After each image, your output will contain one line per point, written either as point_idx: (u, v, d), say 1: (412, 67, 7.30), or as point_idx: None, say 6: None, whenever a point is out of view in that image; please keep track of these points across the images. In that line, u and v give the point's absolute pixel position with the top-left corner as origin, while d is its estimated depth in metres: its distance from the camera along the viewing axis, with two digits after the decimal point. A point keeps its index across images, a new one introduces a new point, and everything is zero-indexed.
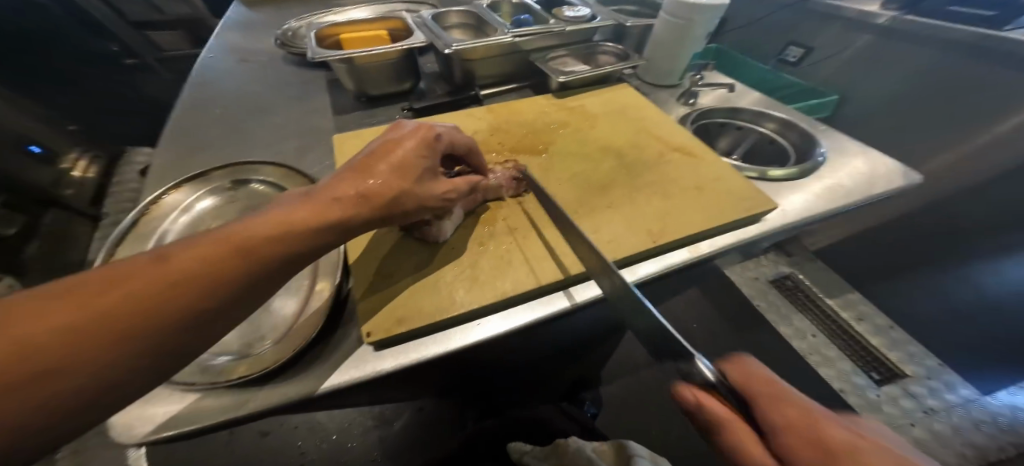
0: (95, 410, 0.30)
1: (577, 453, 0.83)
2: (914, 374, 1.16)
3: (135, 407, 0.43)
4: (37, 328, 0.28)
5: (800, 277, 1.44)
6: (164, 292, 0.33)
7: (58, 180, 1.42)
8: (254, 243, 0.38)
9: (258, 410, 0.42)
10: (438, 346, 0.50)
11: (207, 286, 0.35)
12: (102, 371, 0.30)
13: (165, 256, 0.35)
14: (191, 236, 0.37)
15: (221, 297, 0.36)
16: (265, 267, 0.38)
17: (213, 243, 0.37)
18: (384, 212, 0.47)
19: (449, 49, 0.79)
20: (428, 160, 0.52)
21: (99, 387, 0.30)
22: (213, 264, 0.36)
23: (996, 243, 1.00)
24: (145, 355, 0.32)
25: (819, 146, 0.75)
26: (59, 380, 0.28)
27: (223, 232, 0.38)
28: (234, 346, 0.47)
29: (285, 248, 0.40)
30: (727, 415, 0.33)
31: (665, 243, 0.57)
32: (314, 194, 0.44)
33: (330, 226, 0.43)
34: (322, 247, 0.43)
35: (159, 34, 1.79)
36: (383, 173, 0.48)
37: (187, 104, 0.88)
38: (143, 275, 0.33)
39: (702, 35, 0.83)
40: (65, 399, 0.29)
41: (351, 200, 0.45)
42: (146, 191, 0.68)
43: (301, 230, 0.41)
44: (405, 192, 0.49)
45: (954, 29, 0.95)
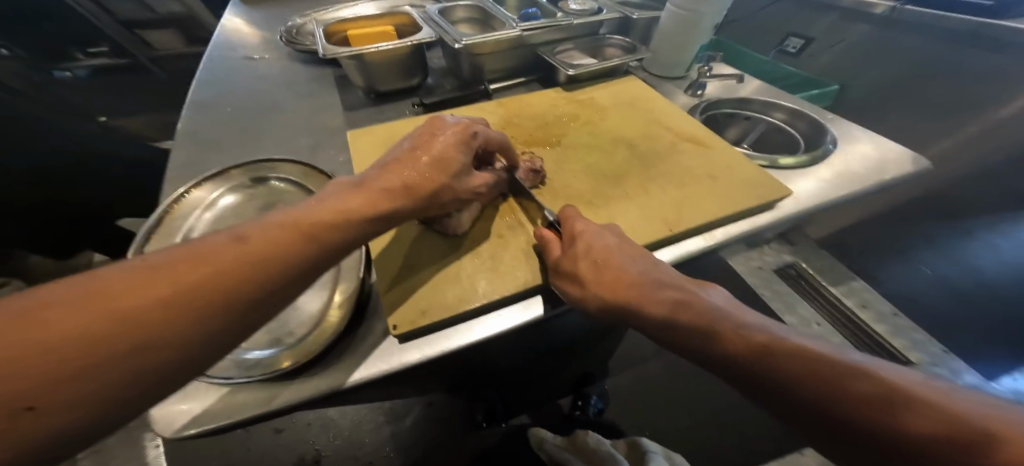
0: (168, 389, 0.30)
1: (597, 445, 0.88)
2: (920, 361, 1.12)
3: (178, 402, 0.44)
4: (138, 301, 0.29)
5: (803, 265, 1.41)
6: (244, 273, 0.34)
7: None
8: (316, 229, 0.41)
9: (295, 404, 0.43)
10: (462, 337, 0.51)
11: (277, 269, 0.36)
12: (178, 348, 0.30)
13: (241, 238, 0.37)
14: (259, 222, 0.39)
15: (293, 277, 0.37)
16: (326, 251, 0.40)
17: (281, 228, 0.39)
18: (427, 203, 0.50)
19: (458, 45, 0.80)
20: (465, 155, 0.55)
21: (189, 361, 0.31)
22: (282, 247, 0.38)
23: (991, 218, 1.11)
24: (217, 338, 0.32)
25: (828, 134, 0.76)
26: (157, 353, 0.29)
27: (288, 218, 0.41)
28: (265, 341, 0.48)
29: (343, 234, 0.42)
30: (548, 233, 0.56)
31: (680, 232, 0.58)
32: (366, 184, 0.48)
33: (382, 214, 0.46)
34: (369, 235, 0.45)
35: (151, 33, 1.79)
36: (426, 166, 0.51)
37: (197, 103, 0.88)
38: (220, 259, 0.34)
39: (708, 26, 0.84)
40: (161, 371, 0.29)
41: (399, 190, 0.49)
42: (164, 189, 0.68)
43: (358, 216, 0.44)
44: (444, 185, 0.52)
45: (954, 18, 0.96)
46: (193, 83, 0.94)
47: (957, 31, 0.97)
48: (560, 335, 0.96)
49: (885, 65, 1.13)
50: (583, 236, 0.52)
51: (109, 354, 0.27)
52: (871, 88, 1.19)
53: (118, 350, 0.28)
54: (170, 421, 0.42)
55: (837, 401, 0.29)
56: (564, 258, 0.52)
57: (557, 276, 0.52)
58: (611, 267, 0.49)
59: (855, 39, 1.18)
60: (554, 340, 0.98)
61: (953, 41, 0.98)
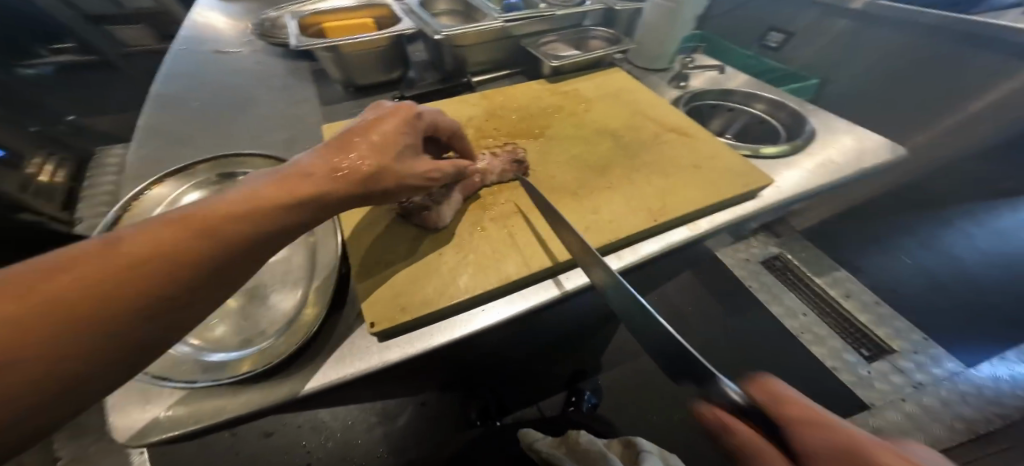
0: (53, 405, 0.28)
1: (589, 444, 0.86)
2: (901, 349, 1.17)
3: (137, 406, 0.41)
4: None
5: (789, 257, 1.45)
6: (125, 277, 0.31)
7: (25, 185, 1.32)
8: (222, 222, 0.37)
9: (263, 408, 0.41)
10: (446, 334, 0.50)
11: (172, 271, 0.33)
12: (60, 361, 0.28)
13: (119, 240, 0.33)
14: (143, 221, 0.35)
15: (193, 278, 0.34)
16: (238, 247, 0.37)
17: (172, 225, 0.35)
18: (363, 190, 0.47)
19: (438, 36, 0.78)
20: (407, 136, 0.52)
21: (60, 377, 0.28)
22: (176, 246, 0.34)
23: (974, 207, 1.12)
24: (113, 347, 0.30)
25: (807, 124, 0.77)
26: (21, 372, 0.26)
27: (181, 214, 0.37)
28: (233, 342, 0.46)
29: (255, 226, 0.38)
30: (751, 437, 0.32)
31: (665, 221, 0.58)
32: (288, 171, 0.44)
33: (303, 203, 0.42)
34: (297, 227, 0.42)
35: (123, 29, 1.78)
36: (359, 149, 0.48)
37: (164, 98, 0.84)
38: (104, 262, 0.31)
39: (691, 17, 0.83)
40: (26, 392, 0.26)
41: (327, 177, 0.45)
42: (128, 187, 0.65)
43: (271, 206, 0.40)
44: (385, 169, 0.48)
45: (926, 13, 0.99)
46: (159, 78, 0.90)
47: (932, 25, 0.99)
48: (550, 331, 0.95)
49: (862, 58, 1.15)
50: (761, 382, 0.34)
51: None
52: (850, 81, 1.20)
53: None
54: (132, 427, 0.40)
55: None
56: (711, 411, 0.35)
57: None
58: None
59: (834, 33, 1.20)
60: (545, 336, 0.98)
61: (928, 33, 1.01)
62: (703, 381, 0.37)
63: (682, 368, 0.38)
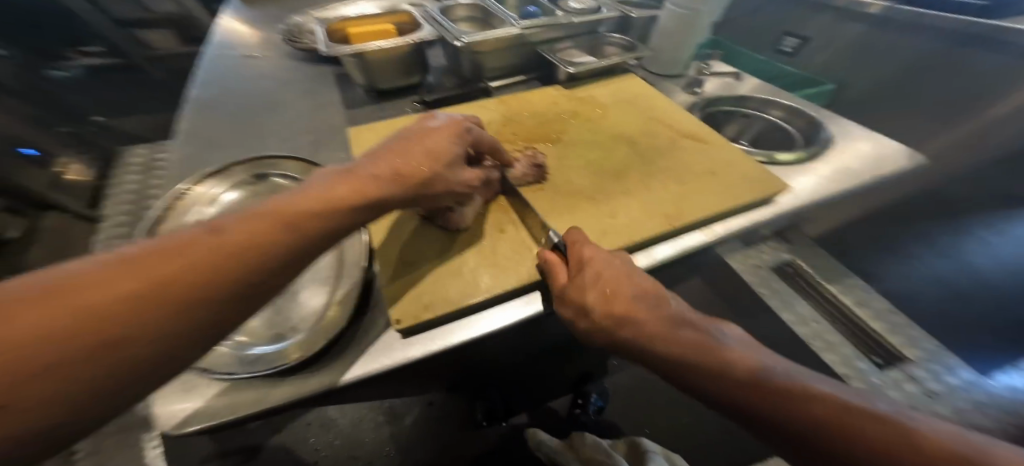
0: (157, 382, 0.30)
1: (593, 445, 0.88)
2: (915, 358, 1.09)
3: (179, 398, 0.44)
4: (104, 297, 0.28)
5: (801, 264, 1.36)
6: (223, 265, 0.33)
7: (54, 182, 1.42)
8: (302, 217, 0.39)
9: (295, 400, 0.44)
10: (466, 332, 0.51)
11: (262, 259, 0.35)
12: (165, 341, 0.29)
13: (218, 229, 0.35)
14: (236, 212, 0.37)
15: (275, 269, 0.36)
16: (314, 241, 0.39)
17: (259, 218, 0.37)
18: (418, 192, 0.50)
19: (458, 42, 0.80)
20: (458, 146, 0.55)
21: (163, 355, 0.29)
22: (263, 237, 0.36)
23: None
24: (207, 328, 0.32)
25: (824, 131, 0.77)
26: (134, 348, 0.28)
27: (270, 207, 0.39)
28: (266, 336, 0.48)
29: (329, 222, 0.41)
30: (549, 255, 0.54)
31: (681, 226, 0.59)
32: (355, 172, 0.46)
33: (369, 202, 0.45)
34: (361, 224, 0.44)
35: (147, 33, 1.80)
36: (416, 155, 0.51)
37: (196, 102, 0.88)
38: (202, 247, 0.33)
39: (707, 25, 0.85)
40: (136, 368, 0.28)
41: (389, 179, 0.48)
42: (166, 187, 0.68)
43: (343, 205, 0.43)
44: (438, 175, 0.51)
45: (946, 19, 0.98)
46: (192, 82, 0.94)
47: (950, 30, 0.99)
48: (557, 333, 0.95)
49: (879, 63, 1.15)
50: (592, 262, 0.49)
51: (88, 351, 0.26)
52: (867, 87, 1.20)
53: (86, 348, 0.26)
54: (174, 416, 0.42)
55: (762, 410, 0.33)
56: (570, 287, 0.49)
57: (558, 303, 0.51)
58: (602, 289, 0.47)
59: (848, 38, 1.20)
60: (554, 339, 0.99)
61: (945, 37, 1.00)
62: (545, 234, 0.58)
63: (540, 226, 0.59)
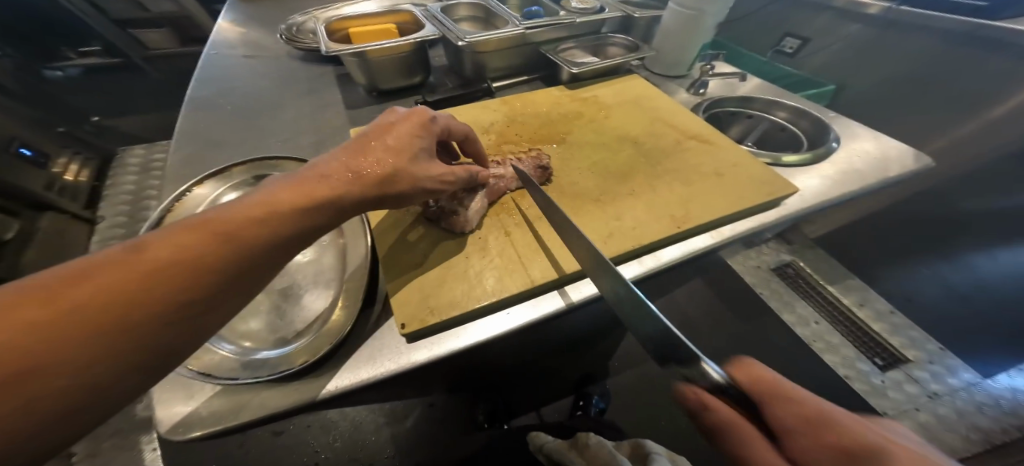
0: (87, 407, 0.30)
1: (599, 445, 0.84)
2: (916, 358, 1.17)
3: (179, 401, 0.43)
4: (12, 327, 0.28)
5: (801, 265, 1.45)
6: (144, 284, 0.32)
7: (52, 183, 1.37)
8: (235, 228, 0.38)
9: (300, 405, 0.43)
10: (472, 336, 0.51)
11: (193, 275, 0.35)
12: (91, 367, 0.29)
13: (143, 245, 0.34)
14: (166, 228, 0.37)
15: (214, 284, 0.35)
16: (253, 252, 0.38)
17: (191, 231, 0.37)
18: (381, 191, 0.48)
19: (461, 43, 0.79)
20: (422, 140, 0.53)
21: (91, 380, 0.30)
22: (194, 252, 0.35)
23: (979, 238, 1.10)
24: (139, 350, 0.32)
25: (832, 132, 0.76)
26: (48, 378, 0.28)
27: (201, 219, 0.38)
28: (271, 340, 0.47)
29: (268, 230, 0.39)
30: (729, 416, 0.35)
31: (688, 228, 0.58)
32: (302, 176, 0.45)
33: (318, 206, 0.43)
34: (312, 230, 0.43)
35: (144, 32, 1.77)
36: (376, 153, 0.49)
37: (195, 102, 0.86)
38: (126, 267, 0.33)
39: (712, 25, 0.84)
40: (53, 396, 0.28)
41: (342, 180, 0.46)
42: (168, 189, 0.67)
43: (285, 210, 0.41)
44: (400, 170, 0.49)
45: (950, 19, 0.98)
46: (192, 81, 0.93)
47: (953, 30, 0.98)
48: (559, 334, 0.95)
49: (881, 64, 1.15)
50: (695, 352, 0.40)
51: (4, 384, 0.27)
52: (869, 88, 1.20)
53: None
54: (175, 421, 0.41)
55: None
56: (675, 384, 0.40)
57: None
58: None
59: (848, 38, 1.20)
60: (554, 341, 0.99)
61: (946, 39, 1.00)
62: (691, 365, 0.39)
63: (678, 357, 0.40)
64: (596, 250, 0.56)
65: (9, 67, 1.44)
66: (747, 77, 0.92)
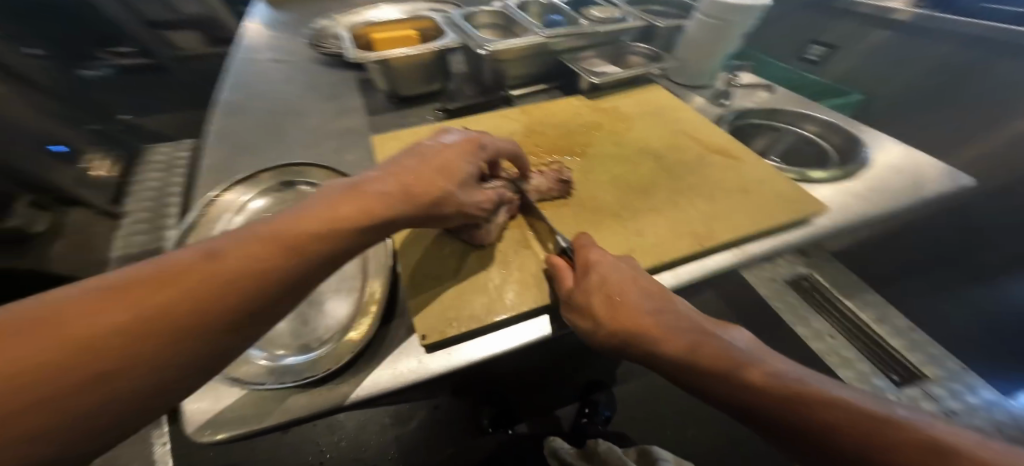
0: (150, 410, 0.30)
1: (606, 453, 0.84)
2: (934, 376, 1.10)
3: (205, 400, 0.44)
4: (91, 330, 0.28)
5: (818, 277, 1.35)
6: (216, 290, 0.33)
7: (81, 178, 1.43)
8: (302, 239, 0.39)
9: (320, 412, 0.43)
10: (489, 348, 0.50)
11: (257, 284, 0.35)
12: (158, 370, 0.30)
13: (217, 253, 0.35)
14: (236, 234, 0.38)
15: (274, 295, 0.36)
16: (312, 263, 0.38)
17: (260, 241, 0.37)
18: (429, 210, 0.48)
19: (482, 51, 0.79)
20: (472, 165, 0.54)
21: (156, 384, 0.30)
22: (261, 261, 0.36)
23: (1006, 257, 1.05)
24: (200, 356, 0.32)
25: (864, 148, 0.74)
26: (118, 381, 0.28)
27: (271, 228, 0.39)
28: (293, 346, 0.48)
29: (331, 239, 0.40)
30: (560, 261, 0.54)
31: (711, 246, 0.57)
32: (362, 188, 0.45)
33: (377, 220, 0.43)
34: (366, 244, 0.43)
35: (175, 34, 1.94)
36: (428, 172, 0.49)
37: (223, 106, 0.88)
38: (200, 273, 0.33)
39: (739, 35, 0.82)
40: (123, 398, 0.28)
41: (399, 194, 0.46)
42: (196, 193, 0.69)
43: (348, 224, 0.41)
44: (449, 193, 0.50)
45: (988, 26, 0.95)
46: (220, 85, 0.95)
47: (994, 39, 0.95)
48: None
49: (913, 75, 1.11)
50: (598, 265, 0.51)
51: (80, 383, 0.27)
52: (897, 99, 1.16)
53: (68, 382, 0.26)
54: (199, 420, 0.42)
55: (793, 417, 0.31)
56: (578, 290, 0.50)
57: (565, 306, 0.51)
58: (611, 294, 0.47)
59: (879, 46, 1.16)
60: None
61: (989, 49, 0.97)
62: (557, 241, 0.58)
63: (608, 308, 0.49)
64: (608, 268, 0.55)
65: (49, 65, 1.49)
66: (772, 88, 0.90)
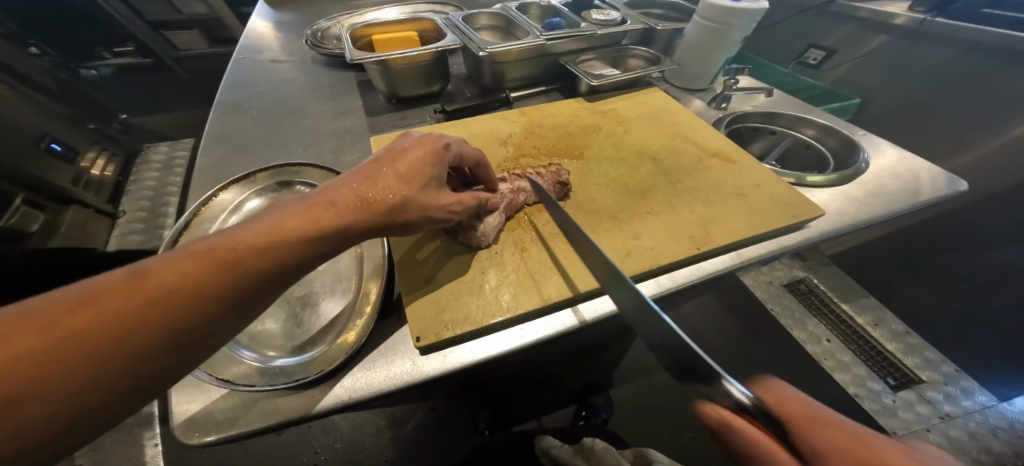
0: (76, 429, 0.31)
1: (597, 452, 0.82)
2: (930, 379, 1.13)
3: (196, 399, 0.44)
4: (1, 354, 0.28)
5: (813, 281, 1.39)
6: (138, 315, 0.33)
7: (78, 177, 1.41)
8: (239, 256, 0.38)
9: (311, 415, 0.43)
10: (484, 351, 0.50)
11: (189, 303, 0.35)
12: (80, 391, 0.30)
13: (148, 271, 0.35)
14: (174, 251, 0.37)
15: (207, 313, 0.36)
16: (250, 281, 0.38)
17: (196, 257, 0.37)
18: (387, 219, 0.47)
19: (482, 52, 0.79)
20: (435, 168, 0.52)
21: (78, 406, 0.30)
22: (194, 280, 0.35)
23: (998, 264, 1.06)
24: (128, 375, 0.32)
25: (861, 153, 0.74)
26: (38, 404, 0.29)
27: (209, 244, 0.38)
28: (286, 348, 0.48)
29: (271, 259, 0.39)
30: (754, 434, 0.35)
31: (709, 249, 0.57)
32: (311, 200, 0.44)
33: (322, 235, 0.43)
34: (313, 259, 0.42)
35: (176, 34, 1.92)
36: (384, 181, 0.48)
37: (222, 105, 0.88)
38: (126, 293, 0.33)
39: (738, 39, 0.82)
40: (45, 420, 0.29)
41: (352, 207, 0.46)
42: (193, 192, 0.69)
43: (289, 238, 0.41)
44: (408, 199, 0.48)
45: (991, 33, 0.95)
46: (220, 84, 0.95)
47: (994, 45, 0.95)
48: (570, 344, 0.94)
49: (910, 80, 1.11)
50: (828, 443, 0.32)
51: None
52: (894, 104, 1.16)
53: None
54: (188, 421, 0.42)
55: None
56: None
57: None
58: None
59: (878, 50, 1.16)
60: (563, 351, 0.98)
61: (987, 54, 0.97)
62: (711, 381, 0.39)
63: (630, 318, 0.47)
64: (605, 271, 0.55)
65: (48, 65, 1.48)
66: (771, 91, 0.91)
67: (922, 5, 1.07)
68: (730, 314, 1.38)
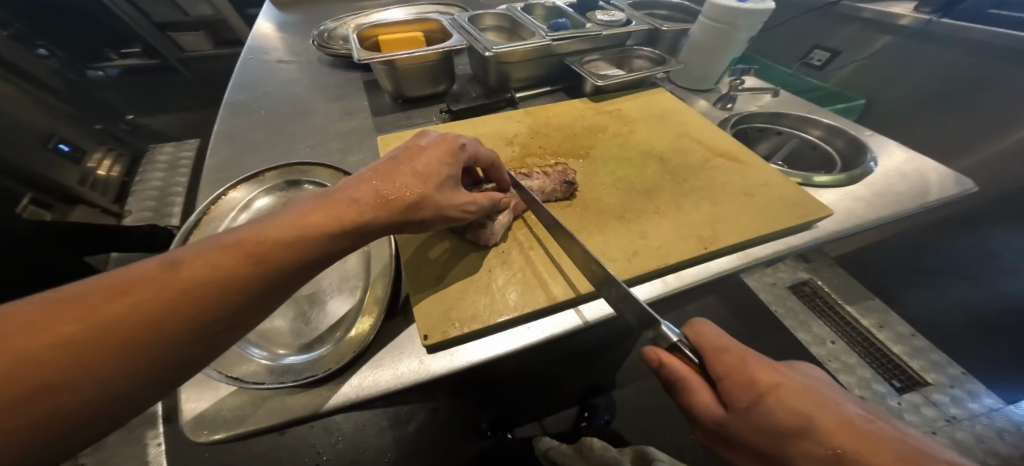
0: (105, 417, 0.31)
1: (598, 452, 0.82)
2: (936, 382, 1.10)
3: (205, 397, 0.44)
4: (32, 342, 0.28)
5: (818, 282, 1.36)
6: (167, 305, 0.33)
7: (85, 177, 1.41)
8: (266, 249, 0.39)
9: (320, 412, 0.43)
10: (490, 350, 0.50)
11: (218, 294, 0.35)
12: (111, 379, 0.30)
13: (176, 262, 0.35)
14: (200, 242, 0.37)
15: (234, 305, 0.36)
16: (277, 274, 0.38)
17: (224, 250, 0.37)
18: (405, 216, 0.48)
19: (488, 53, 0.79)
20: (451, 168, 0.52)
21: (110, 394, 0.31)
22: (221, 271, 0.36)
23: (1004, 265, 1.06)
24: (156, 364, 0.33)
25: (869, 153, 0.74)
26: (71, 392, 0.29)
27: (236, 237, 0.38)
28: (294, 346, 0.48)
29: (297, 253, 0.40)
30: (681, 368, 0.39)
31: (716, 249, 0.57)
32: (334, 195, 0.45)
33: (344, 230, 0.43)
34: (335, 254, 0.43)
35: (182, 35, 1.95)
36: (403, 179, 0.48)
37: (229, 105, 0.89)
38: (157, 283, 0.33)
39: (744, 39, 0.82)
40: (77, 407, 0.29)
41: (372, 203, 0.46)
42: (202, 191, 0.69)
43: (314, 232, 0.41)
44: (425, 197, 0.49)
45: (1000, 33, 0.94)
46: (228, 85, 0.96)
47: (1002, 45, 0.95)
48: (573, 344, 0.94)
49: (917, 80, 1.10)
50: (739, 375, 0.37)
51: (30, 394, 0.28)
52: (900, 105, 1.16)
53: (16, 394, 0.27)
54: (197, 418, 0.42)
55: None
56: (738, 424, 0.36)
57: (707, 434, 0.38)
58: (780, 423, 0.33)
59: (883, 50, 1.16)
60: (567, 351, 0.97)
61: (994, 54, 0.96)
62: (653, 327, 0.43)
63: (639, 319, 0.45)
64: (616, 270, 0.55)
65: (57, 66, 1.50)
66: (777, 92, 0.91)
67: (928, 6, 1.07)
68: (734, 316, 1.37)
